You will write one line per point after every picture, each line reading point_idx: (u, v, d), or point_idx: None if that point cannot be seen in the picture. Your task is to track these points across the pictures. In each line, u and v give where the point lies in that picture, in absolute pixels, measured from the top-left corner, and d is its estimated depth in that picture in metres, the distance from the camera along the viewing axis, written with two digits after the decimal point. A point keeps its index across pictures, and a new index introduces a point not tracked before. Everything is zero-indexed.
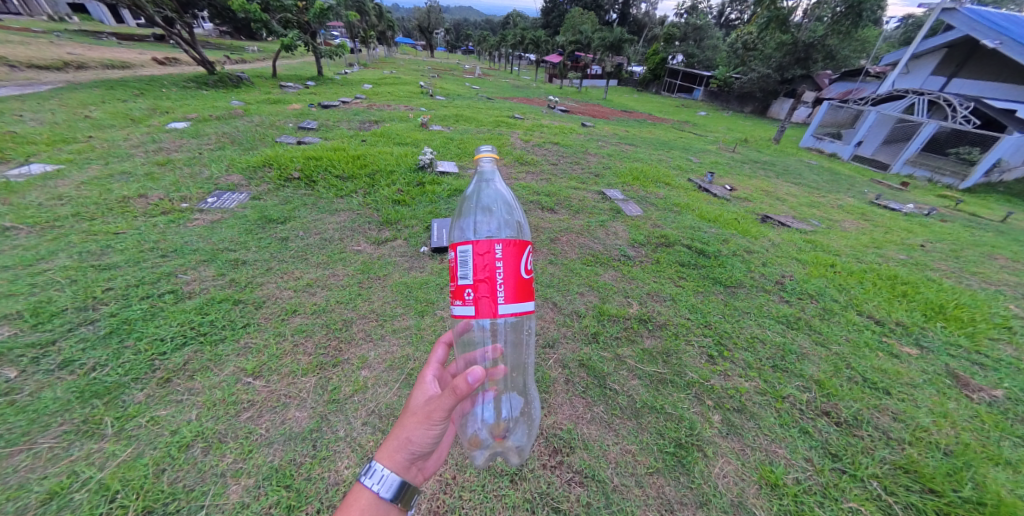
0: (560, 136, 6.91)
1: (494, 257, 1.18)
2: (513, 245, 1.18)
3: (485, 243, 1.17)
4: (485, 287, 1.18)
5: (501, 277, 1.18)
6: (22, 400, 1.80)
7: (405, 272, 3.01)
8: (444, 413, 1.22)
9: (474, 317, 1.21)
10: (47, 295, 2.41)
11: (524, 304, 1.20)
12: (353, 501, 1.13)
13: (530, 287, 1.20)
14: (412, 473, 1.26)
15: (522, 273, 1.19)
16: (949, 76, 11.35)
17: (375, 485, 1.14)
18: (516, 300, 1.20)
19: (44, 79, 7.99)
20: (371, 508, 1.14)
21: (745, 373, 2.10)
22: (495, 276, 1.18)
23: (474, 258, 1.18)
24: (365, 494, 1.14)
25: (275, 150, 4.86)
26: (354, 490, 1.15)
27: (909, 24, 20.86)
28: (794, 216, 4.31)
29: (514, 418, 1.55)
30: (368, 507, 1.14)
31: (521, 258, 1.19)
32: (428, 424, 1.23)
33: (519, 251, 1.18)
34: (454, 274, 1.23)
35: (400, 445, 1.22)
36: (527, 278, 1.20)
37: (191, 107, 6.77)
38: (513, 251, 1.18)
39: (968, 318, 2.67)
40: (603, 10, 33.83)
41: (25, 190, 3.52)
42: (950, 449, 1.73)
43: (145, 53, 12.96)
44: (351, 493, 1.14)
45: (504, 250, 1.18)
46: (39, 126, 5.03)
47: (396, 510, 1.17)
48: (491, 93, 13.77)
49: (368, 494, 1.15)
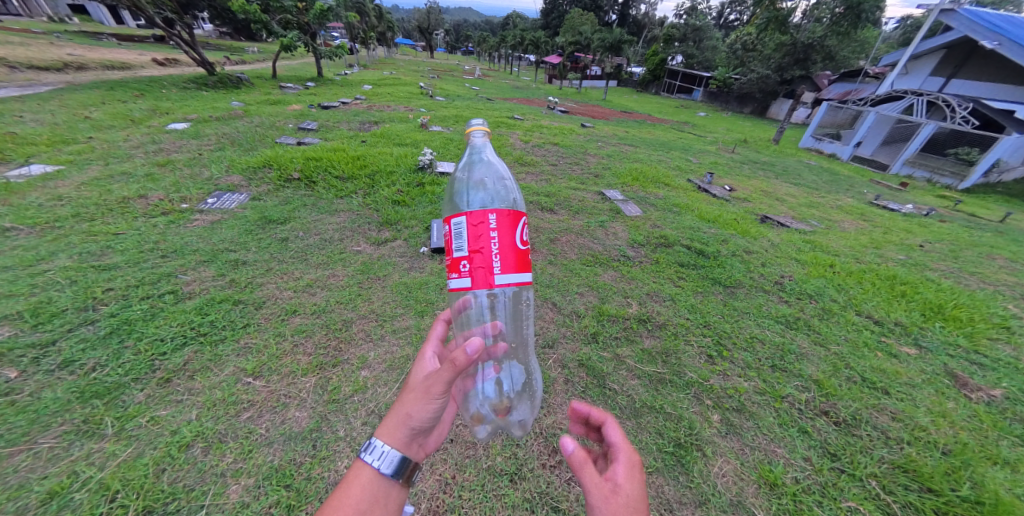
0: (559, 136, 6.92)
1: (488, 227, 1.19)
2: (508, 215, 1.21)
3: (479, 213, 1.20)
4: (480, 257, 1.18)
5: (497, 246, 1.19)
6: (22, 400, 1.81)
7: (405, 272, 3.02)
8: (443, 386, 1.16)
9: (470, 289, 1.19)
10: (48, 296, 2.42)
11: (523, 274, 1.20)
12: (353, 479, 1.08)
13: (528, 258, 1.21)
14: (414, 449, 1.19)
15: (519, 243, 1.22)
16: (948, 76, 11.36)
17: (375, 461, 1.08)
18: (513, 270, 1.19)
19: (45, 80, 8.00)
20: (372, 487, 1.08)
21: (744, 373, 2.10)
22: (492, 246, 1.19)
23: (468, 229, 1.20)
24: (365, 472, 1.08)
25: (275, 151, 4.87)
26: (354, 469, 1.09)
27: (908, 25, 20.88)
28: (794, 216, 4.32)
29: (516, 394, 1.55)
30: (367, 485, 1.08)
31: (517, 229, 1.22)
32: (430, 397, 1.17)
33: (515, 222, 1.21)
34: (449, 248, 1.24)
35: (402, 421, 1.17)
36: (522, 248, 1.21)
37: (192, 108, 6.78)
38: (508, 222, 1.20)
39: (966, 318, 2.68)
40: (603, 11, 33.90)
41: (25, 191, 3.53)
42: (948, 449, 1.74)
43: (146, 54, 12.99)
44: (351, 471, 1.09)
45: (499, 220, 1.19)
46: (40, 127, 5.04)
47: (398, 488, 1.11)
48: (491, 94, 13.79)
49: (369, 471, 1.09)
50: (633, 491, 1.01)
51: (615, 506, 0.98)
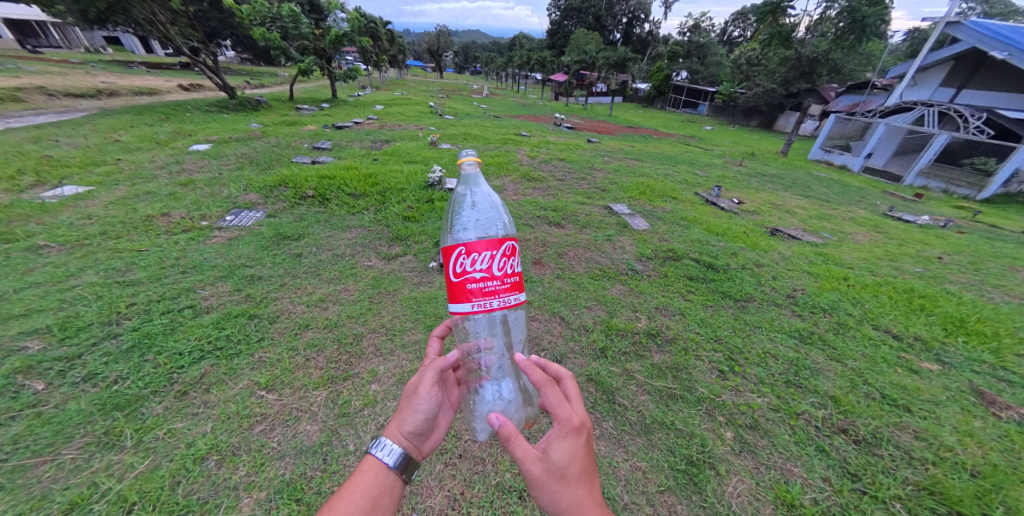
0: (566, 152, 6.99)
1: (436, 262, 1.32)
2: (477, 243, 1.22)
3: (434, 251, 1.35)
4: None
5: (478, 275, 1.24)
6: (48, 412, 1.88)
7: (415, 286, 3.06)
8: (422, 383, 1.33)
9: None
10: (75, 310, 2.52)
11: (510, 297, 1.27)
12: (363, 472, 1.18)
13: (520, 283, 1.27)
14: (413, 445, 1.30)
15: (498, 270, 1.25)
16: (958, 87, 11.26)
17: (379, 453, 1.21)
18: (495, 297, 1.26)
19: (79, 106, 8.48)
20: (380, 479, 1.18)
21: (757, 389, 2.06)
22: (469, 275, 1.23)
23: None
24: (375, 465, 1.19)
25: (291, 170, 5.04)
26: (365, 462, 1.20)
27: (914, 37, 20.78)
28: (806, 229, 4.27)
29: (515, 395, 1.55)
30: (375, 479, 1.18)
31: (495, 254, 1.24)
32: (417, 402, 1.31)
33: (484, 250, 1.22)
34: None
35: (399, 422, 1.29)
36: (453, 280, 1.24)
37: (213, 129, 7.11)
38: (480, 250, 1.22)
39: (991, 333, 2.59)
40: (607, 31, 34.77)
41: (57, 210, 3.72)
42: (977, 470, 1.66)
43: (172, 80, 13.66)
44: (361, 464, 1.20)
45: (471, 250, 1.22)
46: (73, 150, 5.32)
47: (400, 478, 1.21)
48: (498, 112, 14.09)
49: (378, 465, 1.19)
50: (560, 453, 1.13)
51: (538, 465, 1.12)
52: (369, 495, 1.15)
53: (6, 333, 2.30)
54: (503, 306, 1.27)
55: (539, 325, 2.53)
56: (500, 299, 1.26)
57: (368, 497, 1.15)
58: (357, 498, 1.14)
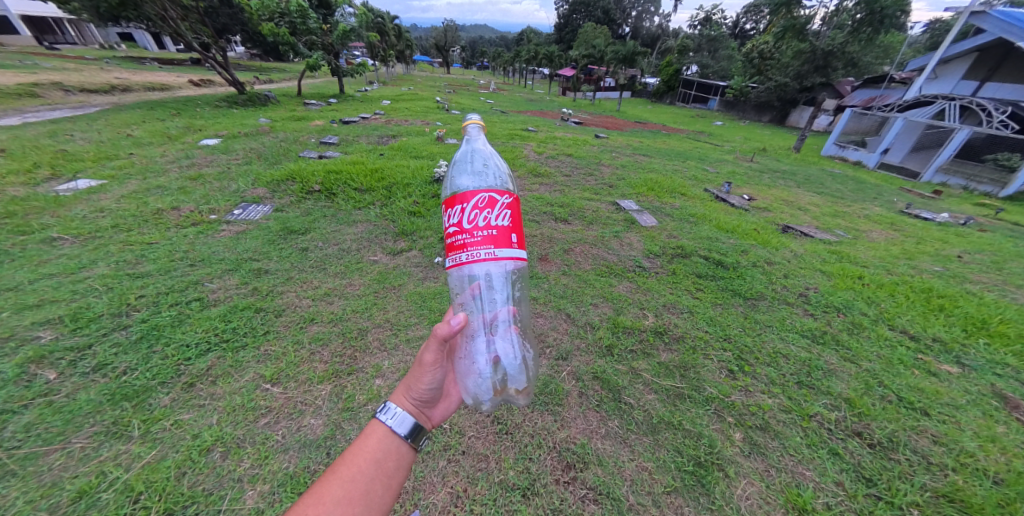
0: (573, 148, 6.91)
1: None
2: (456, 196, 1.31)
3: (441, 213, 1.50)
4: None
5: (454, 227, 1.31)
6: (59, 401, 1.92)
7: (420, 281, 3.05)
8: (431, 356, 1.35)
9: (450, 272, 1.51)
10: (86, 301, 2.57)
11: (484, 249, 1.29)
12: (367, 436, 1.19)
13: (495, 234, 1.29)
14: (420, 416, 1.32)
15: (470, 224, 1.30)
16: (981, 80, 10.93)
17: (387, 419, 1.22)
18: (465, 249, 1.30)
19: (94, 102, 8.62)
20: (385, 443, 1.19)
21: (768, 389, 2.00)
22: (448, 228, 1.33)
23: None
24: (379, 429, 1.20)
25: (297, 164, 5.05)
26: (370, 427, 1.22)
27: (934, 28, 20.12)
28: (820, 226, 4.15)
29: (515, 368, 1.58)
30: (380, 443, 1.20)
31: (467, 208, 1.30)
32: (422, 366, 1.36)
33: (455, 205, 1.31)
34: None
35: (405, 388, 1.33)
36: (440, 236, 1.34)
37: (222, 124, 7.16)
38: (455, 204, 1.31)
39: (1014, 334, 2.49)
40: (616, 25, 34.41)
41: (71, 203, 3.77)
42: (1001, 478, 1.58)
43: (184, 76, 13.79)
44: (366, 429, 1.21)
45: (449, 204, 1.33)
46: (87, 145, 5.41)
47: (407, 446, 1.23)
48: (506, 107, 14.00)
49: (382, 429, 1.21)
50: None
51: None
52: (374, 459, 1.16)
53: (19, 324, 2.35)
54: (474, 259, 1.29)
55: (545, 321, 2.53)
56: (470, 252, 1.29)
57: (373, 462, 1.15)
58: (362, 461, 1.14)
